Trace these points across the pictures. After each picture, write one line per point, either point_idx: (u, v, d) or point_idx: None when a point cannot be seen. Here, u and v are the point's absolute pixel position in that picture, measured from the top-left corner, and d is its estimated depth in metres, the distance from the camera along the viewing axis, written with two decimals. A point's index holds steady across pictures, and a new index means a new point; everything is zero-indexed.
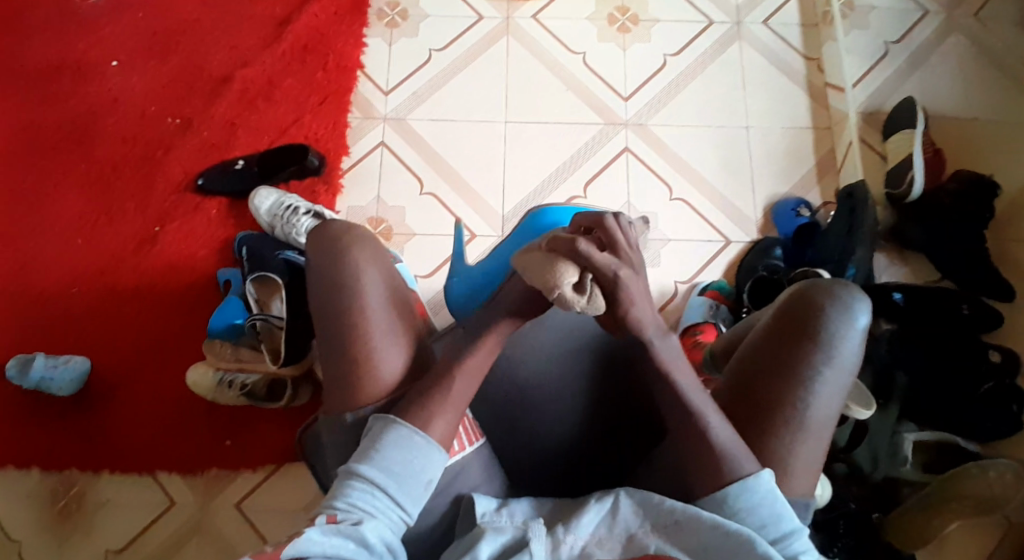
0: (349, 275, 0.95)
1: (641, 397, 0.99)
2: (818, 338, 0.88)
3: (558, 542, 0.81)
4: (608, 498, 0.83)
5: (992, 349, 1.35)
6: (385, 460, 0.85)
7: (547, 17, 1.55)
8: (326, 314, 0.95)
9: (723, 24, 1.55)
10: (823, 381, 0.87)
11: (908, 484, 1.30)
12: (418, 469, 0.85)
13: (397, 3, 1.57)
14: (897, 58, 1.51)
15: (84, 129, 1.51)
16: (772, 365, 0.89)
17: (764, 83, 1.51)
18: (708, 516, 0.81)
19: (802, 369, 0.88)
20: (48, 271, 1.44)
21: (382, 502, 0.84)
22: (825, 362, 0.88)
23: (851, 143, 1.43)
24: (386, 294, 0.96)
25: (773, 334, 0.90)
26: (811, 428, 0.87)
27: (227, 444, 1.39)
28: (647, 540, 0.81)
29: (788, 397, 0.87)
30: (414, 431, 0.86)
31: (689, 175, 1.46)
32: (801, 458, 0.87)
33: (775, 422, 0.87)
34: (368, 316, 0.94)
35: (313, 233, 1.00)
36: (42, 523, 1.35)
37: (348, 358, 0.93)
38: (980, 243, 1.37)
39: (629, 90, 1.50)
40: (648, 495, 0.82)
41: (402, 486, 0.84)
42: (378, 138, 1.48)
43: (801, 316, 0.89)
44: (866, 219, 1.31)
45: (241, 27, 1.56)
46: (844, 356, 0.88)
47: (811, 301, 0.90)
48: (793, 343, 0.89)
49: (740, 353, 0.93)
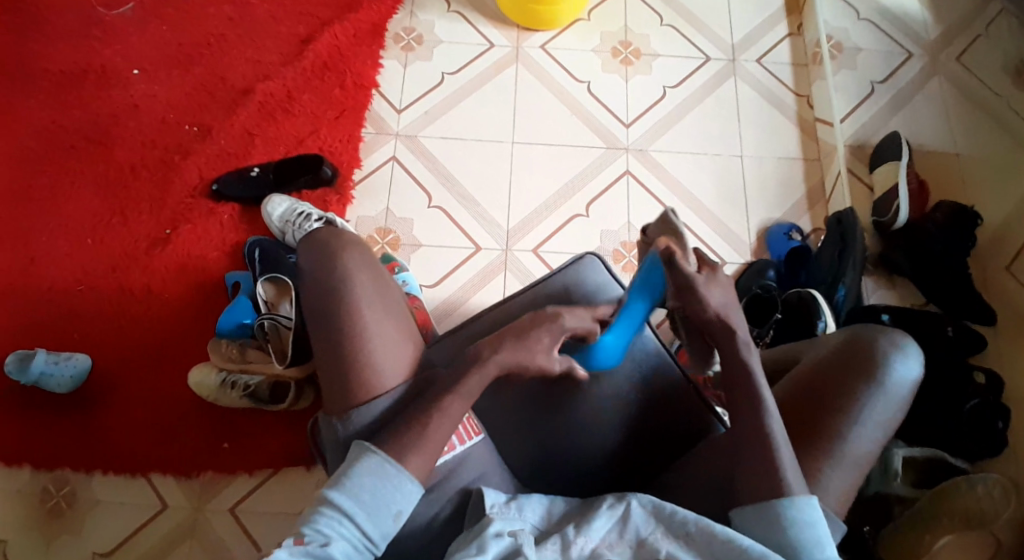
0: (341, 278, 0.97)
1: (664, 407, 1.07)
2: (876, 381, 0.98)
3: (569, 543, 0.87)
4: (620, 507, 0.90)
5: (977, 371, 1.37)
6: (356, 488, 0.87)
7: (555, 48, 1.64)
8: (321, 323, 0.97)
9: (719, 60, 1.64)
10: (875, 418, 0.97)
11: (899, 501, 1.29)
12: (389, 500, 0.87)
13: (414, 29, 1.65)
14: (881, 98, 1.60)
15: (103, 133, 1.56)
16: (828, 397, 0.98)
17: (757, 116, 1.60)
18: (722, 533, 0.87)
19: (854, 408, 0.97)
20: (59, 269, 1.46)
21: (348, 529, 0.86)
22: (877, 403, 0.97)
23: (839, 174, 1.51)
24: (376, 297, 0.98)
25: (834, 369, 1.00)
26: (854, 463, 0.96)
27: (226, 447, 1.37)
28: (660, 544, 0.87)
29: (838, 431, 0.96)
30: (387, 460, 0.88)
31: (688, 199, 1.53)
32: (837, 486, 0.95)
33: (824, 447, 0.96)
34: (359, 320, 0.96)
35: (304, 240, 1.02)
36: (29, 522, 1.33)
37: (342, 359, 0.95)
38: (963, 270, 1.43)
39: (630, 117, 1.58)
40: (663, 507, 0.90)
41: (370, 514, 0.86)
42: (390, 153, 1.55)
43: (862, 361, 0.99)
44: (854, 246, 1.39)
45: (262, 44, 1.63)
46: (894, 403, 0.98)
47: (872, 346, 1.00)
48: (851, 383, 0.98)
49: (796, 381, 1.02)
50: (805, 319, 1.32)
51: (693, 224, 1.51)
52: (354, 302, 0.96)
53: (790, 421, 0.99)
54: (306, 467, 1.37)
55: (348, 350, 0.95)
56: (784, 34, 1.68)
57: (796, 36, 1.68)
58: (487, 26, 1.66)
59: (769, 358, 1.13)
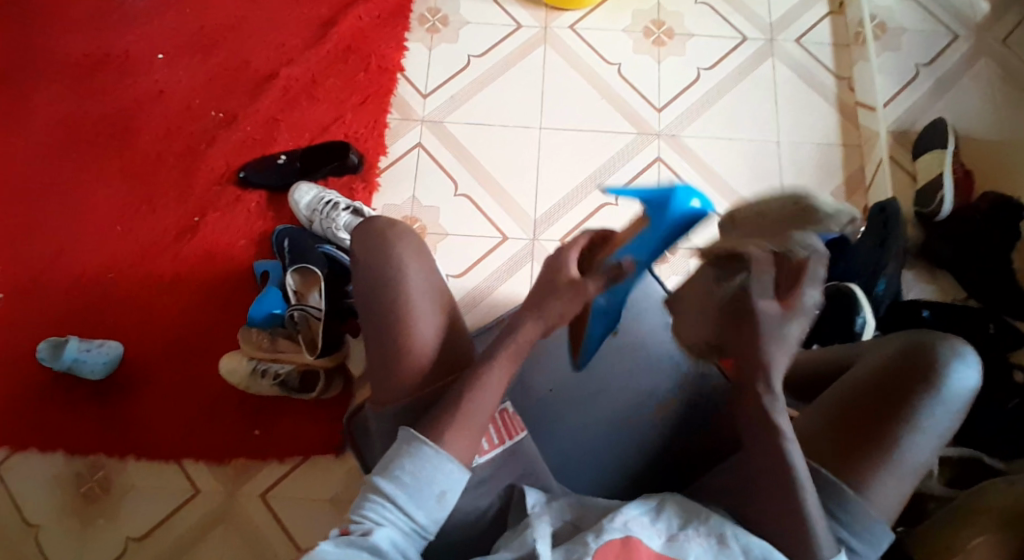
0: (395, 275, 1.00)
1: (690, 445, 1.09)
2: (935, 390, 0.95)
3: (600, 532, 0.86)
4: (654, 500, 0.91)
5: (1018, 369, 1.32)
6: (398, 472, 0.88)
7: (584, 28, 1.59)
8: (366, 311, 1.01)
9: (755, 41, 1.58)
10: (932, 429, 0.94)
11: (934, 498, 1.24)
12: (429, 481, 0.88)
13: (439, 10, 1.61)
14: (926, 81, 1.54)
15: (129, 118, 1.55)
16: (885, 403, 0.96)
17: (796, 100, 1.54)
18: (756, 548, 0.87)
19: (911, 416, 0.94)
20: (87, 256, 1.47)
21: (394, 513, 0.87)
22: (936, 413, 0.95)
23: (881, 162, 1.46)
24: (430, 295, 1.01)
25: (890, 376, 0.97)
26: (908, 473, 0.94)
27: (258, 434, 1.39)
28: (689, 547, 0.86)
29: (891, 441, 0.94)
30: (425, 442, 0.89)
31: (723, 186, 1.48)
32: (890, 494, 0.94)
33: (877, 457, 0.94)
34: (409, 317, 0.98)
35: (358, 229, 1.06)
36: (65, 508, 1.35)
37: (393, 355, 0.98)
38: (1007, 263, 1.37)
39: (662, 101, 1.54)
40: (694, 506, 0.90)
41: (412, 496, 0.88)
42: (415, 140, 1.52)
43: (921, 366, 0.96)
44: (897, 233, 1.34)
45: (287, 25, 1.60)
46: (952, 413, 0.95)
47: (933, 353, 0.97)
48: (908, 390, 0.95)
49: (850, 384, 0.99)
50: (845, 313, 1.28)
51: (727, 212, 1.47)
52: (406, 300, 0.99)
53: (843, 428, 0.97)
54: (334, 454, 1.38)
55: (399, 346, 0.98)
56: (824, 12, 1.62)
57: (837, 14, 1.62)
58: (513, 6, 1.61)
59: (826, 354, 1.10)
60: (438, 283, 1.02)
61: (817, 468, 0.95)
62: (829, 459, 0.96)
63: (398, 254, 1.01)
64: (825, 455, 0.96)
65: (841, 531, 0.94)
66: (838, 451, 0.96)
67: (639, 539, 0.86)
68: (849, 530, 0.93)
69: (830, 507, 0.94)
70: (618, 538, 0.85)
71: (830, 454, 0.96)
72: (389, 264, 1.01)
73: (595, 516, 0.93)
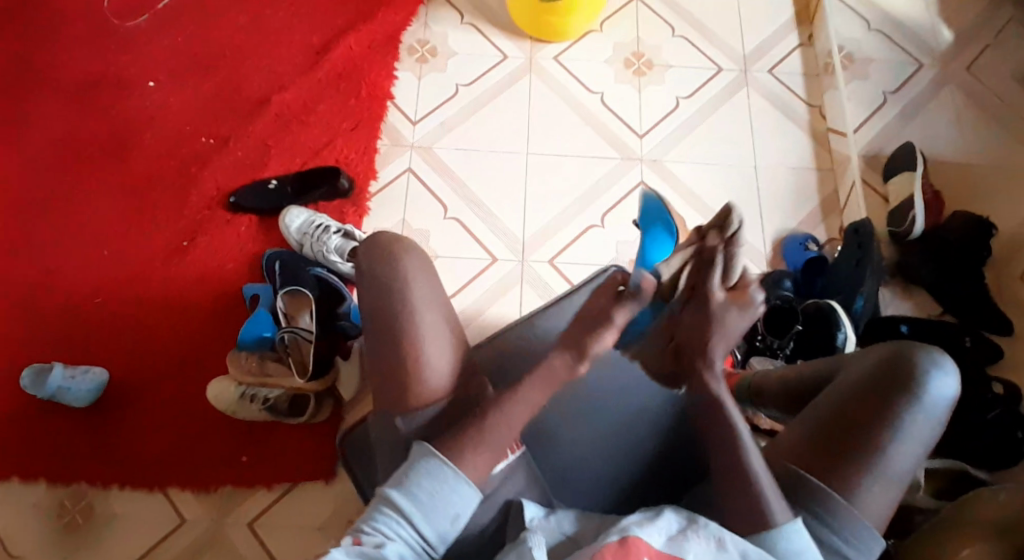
0: (402, 286, 0.99)
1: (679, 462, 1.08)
2: (917, 398, 0.96)
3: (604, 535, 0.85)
4: (656, 508, 0.90)
5: (995, 382, 1.37)
6: (414, 489, 0.88)
7: (568, 59, 1.64)
8: (372, 319, 0.99)
9: (731, 71, 1.65)
10: (916, 436, 0.96)
11: (921, 511, 1.25)
12: (445, 502, 0.88)
13: (427, 41, 1.65)
14: (893, 109, 1.61)
15: (118, 144, 1.55)
16: (870, 411, 0.97)
17: (772, 127, 1.61)
18: (756, 557, 0.85)
19: (896, 424, 0.96)
20: (73, 281, 1.45)
21: (405, 529, 0.87)
22: (919, 421, 0.96)
23: (855, 184, 1.52)
24: (436, 306, 1.00)
25: (874, 384, 0.98)
26: (894, 480, 0.96)
27: (245, 460, 1.36)
28: (687, 549, 0.85)
29: (878, 448, 0.95)
30: (445, 462, 0.89)
31: (705, 210, 1.53)
32: (878, 501, 0.95)
33: (865, 464, 0.95)
34: (415, 327, 0.97)
35: (367, 241, 1.05)
36: (45, 538, 1.31)
37: (398, 365, 0.97)
38: (979, 279, 1.43)
39: (644, 127, 1.59)
40: (696, 516, 0.89)
41: (426, 515, 0.87)
42: (405, 164, 1.54)
43: (903, 374, 0.98)
44: (873, 255, 1.36)
45: (276, 55, 1.63)
46: (933, 421, 0.97)
47: (913, 361, 0.99)
48: (891, 398, 0.97)
49: (834, 394, 1.00)
50: (826, 328, 1.31)
51: None
52: (413, 309, 0.98)
53: (831, 437, 0.97)
54: (324, 480, 1.36)
55: (406, 356, 0.96)
56: (795, 44, 1.69)
57: (808, 46, 1.69)
58: (499, 37, 1.66)
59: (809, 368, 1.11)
60: (442, 296, 1.02)
61: (808, 477, 0.96)
62: (818, 467, 0.96)
63: (405, 264, 1.01)
64: (814, 464, 0.97)
65: (832, 540, 0.94)
66: (827, 459, 0.96)
67: (639, 538, 0.84)
68: (839, 537, 0.94)
69: (819, 515, 0.94)
70: (616, 540, 0.84)
71: (818, 462, 0.96)
72: (397, 276, 1.00)
73: (593, 530, 0.93)
